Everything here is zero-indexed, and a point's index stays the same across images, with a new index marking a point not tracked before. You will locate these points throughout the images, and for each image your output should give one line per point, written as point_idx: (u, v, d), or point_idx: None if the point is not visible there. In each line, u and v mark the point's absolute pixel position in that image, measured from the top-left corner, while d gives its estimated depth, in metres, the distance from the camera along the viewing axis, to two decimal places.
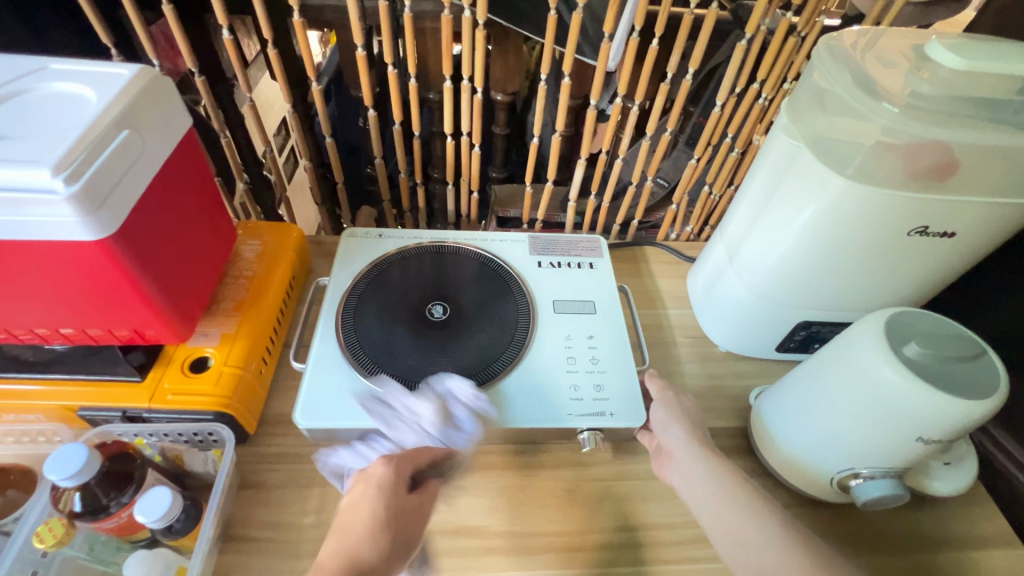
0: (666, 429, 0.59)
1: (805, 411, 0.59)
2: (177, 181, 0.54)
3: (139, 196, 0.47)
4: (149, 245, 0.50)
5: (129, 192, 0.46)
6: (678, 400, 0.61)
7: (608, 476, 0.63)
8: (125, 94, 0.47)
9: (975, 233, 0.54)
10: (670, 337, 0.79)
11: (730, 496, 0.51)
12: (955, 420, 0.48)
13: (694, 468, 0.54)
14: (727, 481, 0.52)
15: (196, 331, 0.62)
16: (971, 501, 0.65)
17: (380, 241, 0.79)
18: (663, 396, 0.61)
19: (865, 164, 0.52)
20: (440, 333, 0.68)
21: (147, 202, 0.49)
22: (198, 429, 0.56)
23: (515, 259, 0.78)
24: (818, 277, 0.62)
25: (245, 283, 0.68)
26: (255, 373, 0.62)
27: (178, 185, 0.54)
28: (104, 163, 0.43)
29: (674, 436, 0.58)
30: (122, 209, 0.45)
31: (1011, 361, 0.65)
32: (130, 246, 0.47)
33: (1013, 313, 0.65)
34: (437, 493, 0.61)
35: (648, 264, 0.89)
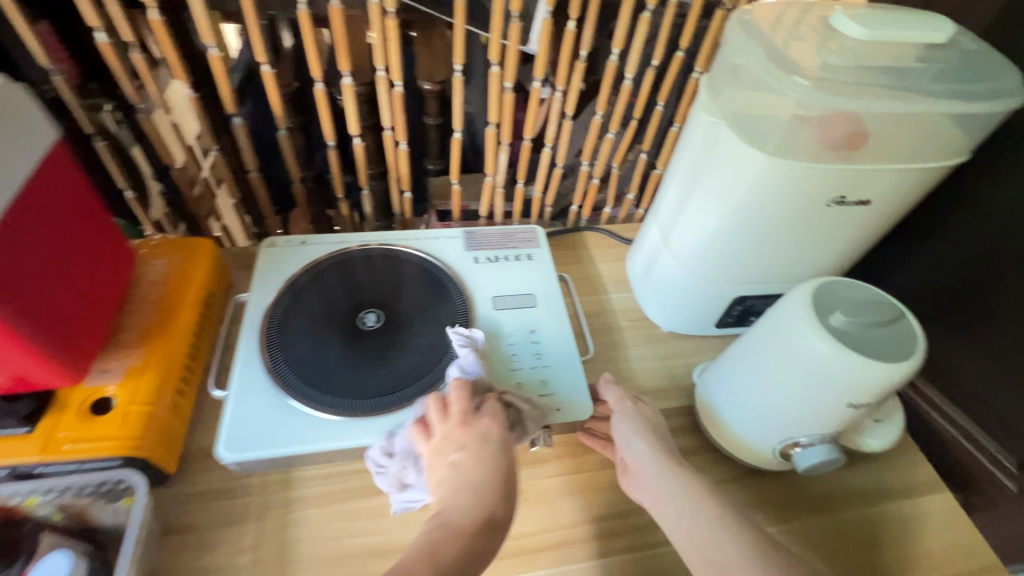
0: (629, 443, 0.57)
1: (745, 387, 0.59)
2: (43, 204, 0.47)
3: None
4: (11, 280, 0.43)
5: None
6: (638, 408, 0.60)
7: (561, 471, 0.63)
8: None
9: (890, 198, 0.55)
10: (615, 322, 0.79)
11: (694, 510, 0.50)
12: (880, 384, 0.50)
13: (660, 485, 0.53)
14: (692, 495, 0.51)
15: (94, 367, 0.56)
16: (903, 452, 0.68)
17: (304, 248, 0.74)
18: (623, 407, 0.60)
19: (784, 139, 0.52)
20: (374, 342, 0.64)
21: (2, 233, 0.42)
22: (104, 479, 0.49)
23: (450, 257, 0.75)
24: (749, 252, 0.62)
25: (152, 309, 0.61)
26: (170, 407, 0.57)
27: (45, 209, 0.47)
28: None
29: (638, 451, 0.56)
30: None
31: None
32: None
33: None
34: (386, 512, 0.58)
35: (588, 250, 0.89)
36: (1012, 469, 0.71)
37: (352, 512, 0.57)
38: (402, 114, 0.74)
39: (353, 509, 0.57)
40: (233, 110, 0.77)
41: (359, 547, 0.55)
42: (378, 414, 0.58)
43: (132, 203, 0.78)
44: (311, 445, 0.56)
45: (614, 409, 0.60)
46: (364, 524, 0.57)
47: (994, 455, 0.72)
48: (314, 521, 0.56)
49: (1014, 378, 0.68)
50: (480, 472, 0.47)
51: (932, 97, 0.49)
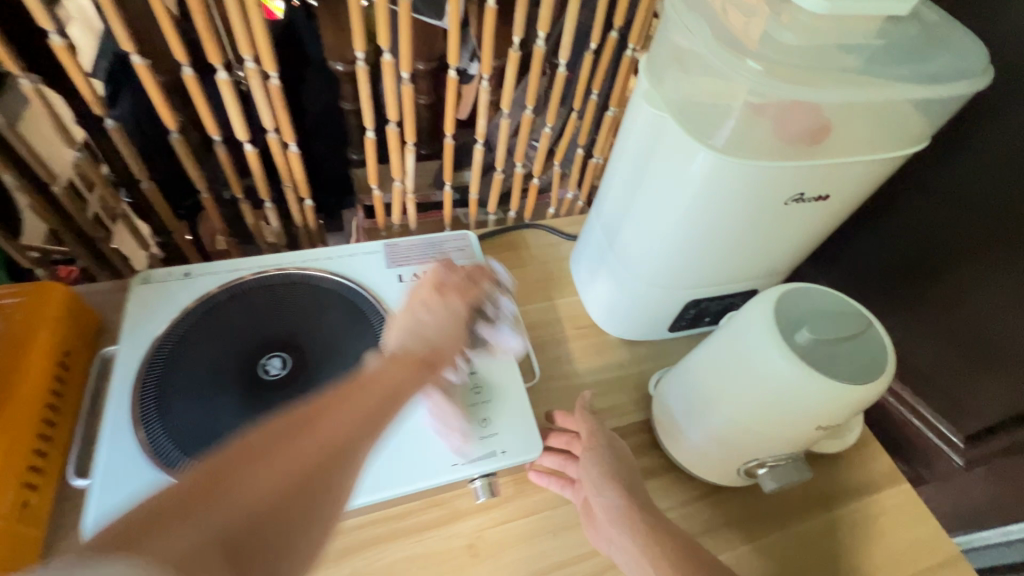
0: (596, 486, 0.52)
1: (706, 406, 0.54)
2: None
3: None
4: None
5: None
6: (611, 445, 0.55)
7: (512, 516, 0.56)
8: None
9: (848, 192, 0.50)
10: (563, 331, 0.72)
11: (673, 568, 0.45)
12: (848, 405, 0.45)
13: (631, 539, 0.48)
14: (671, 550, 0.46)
15: None
16: (861, 445, 0.66)
17: (187, 281, 0.61)
18: (593, 444, 0.54)
19: (737, 132, 0.45)
20: (280, 395, 0.53)
21: None
22: None
23: (369, 278, 0.64)
24: (701, 255, 0.56)
25: None
26: (11, 514, 0.45)
27: None
28: None
29: (605, 495, 0.51)
30: None
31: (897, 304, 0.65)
32: None
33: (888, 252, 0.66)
34: None
35: (530, 250, 0.80)
36: (960, 444, 0.70)
37: None
38: (285, 109, 0.62)
39: None
40: (103, 110, 0.59)
41: None
42: None
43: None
44: None
45: (585, 446, 0.55)
46: None
47: (942, 432, 0.71)
48: None
49: (961, 360, 0.67)
50: (367, 394, 0.41)
51: (895, 81, 0.43)
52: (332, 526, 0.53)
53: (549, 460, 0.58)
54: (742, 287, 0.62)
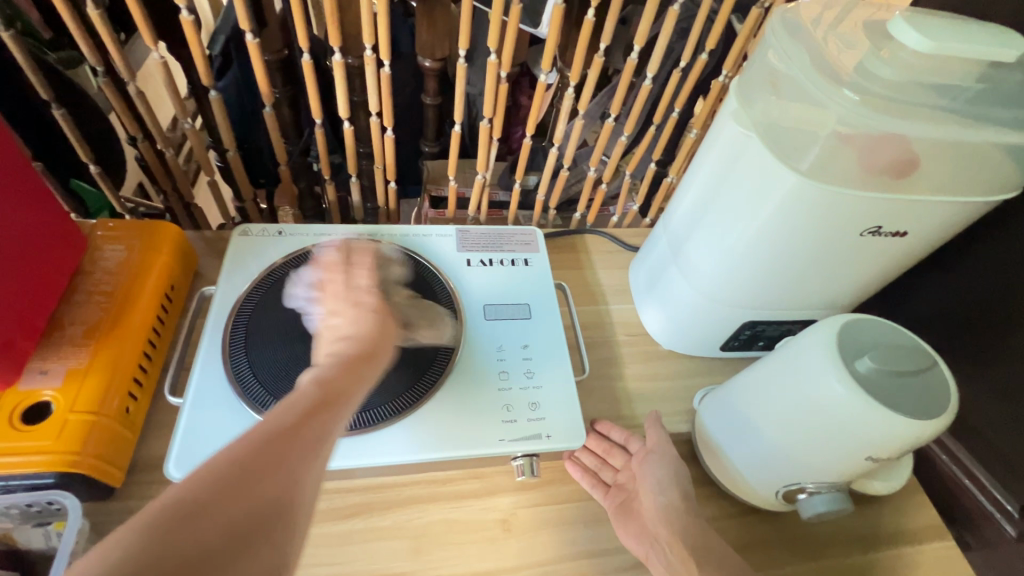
0: (659, 489, 0.55)
1: (753, 424, 0.55)
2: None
3: None
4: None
5: None
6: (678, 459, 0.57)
7: (547, 501, 0.58)
8: None
9: (930, 229, 0.50)
10: (612, 335, 0.74)
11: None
12: (907, 439, 0.45)
13: (678, 550, 0.51)
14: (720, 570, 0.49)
15: (30, 367, 0.49)
16: (904, 495, 0.65)
17: (278, 239, 0.67)
18: (664, 451, 0.57)
19: (821, 158, 0.46)
20: None
21: None
22: (33, 500, 0.43)
23: (440, 257, 0.68)
24: (766, 277, 0.57)
25: (101, 302, 0.55)
26: (116, 416, 0.51)
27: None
28: None
29: (666, 500, 0.54)
30: None
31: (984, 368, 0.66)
32: None
33: (976, 310, 0.66)
34: (357, 539, 0.53)
35: (590, 255, 0.83)
36: (1014, 514, 0.64)
37: (318, 538, 0.53)
38: (388, 98, 0.67)
39: (320, 533, 0.53)
40: (211, 84, 0.65)
41: None
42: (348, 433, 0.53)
43: (99, 177, 0.64)
44: None
45: (653, 449, 0.58)
46: (331, 551, 0.52)
47: (997, 497, 0.66)
48: None
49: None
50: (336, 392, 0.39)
51: (986, 125, 0.44)
52: (377, 479, 0.57)
53: (592, 460, 0.60)
54: (803, 317, 0.63)
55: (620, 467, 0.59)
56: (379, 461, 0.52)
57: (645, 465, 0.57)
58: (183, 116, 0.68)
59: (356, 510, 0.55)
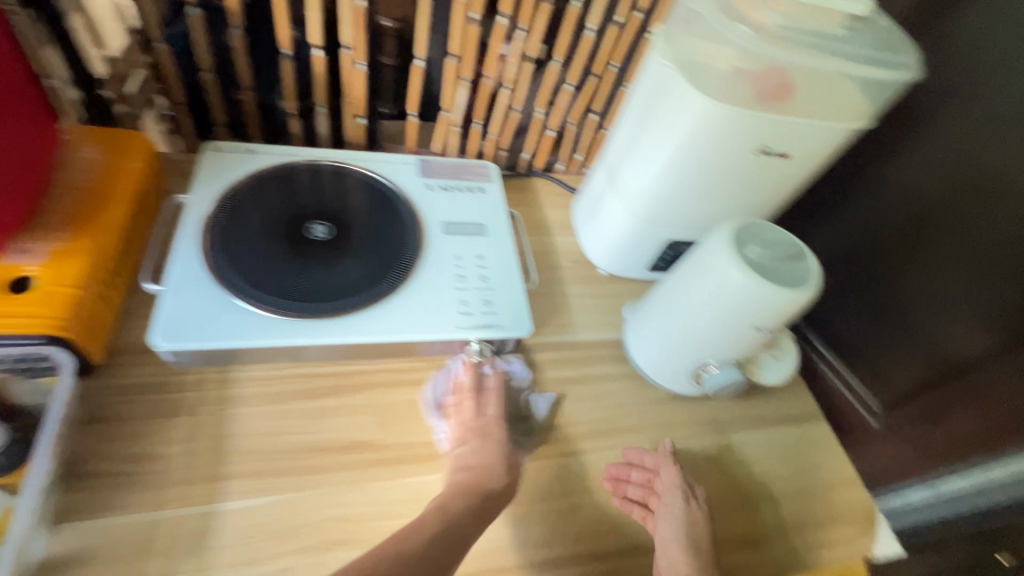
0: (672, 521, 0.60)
1: (670, 316, 0.66)
2: None
3: None
4: None
5: None
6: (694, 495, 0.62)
7: (499, 387, 0.67)
8: None
9: (808, 152, 0.63)
10: (557, 261, 0.83)
11: None
12: (783, 308, 0.57)
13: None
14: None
15: (12, 246, 0.52)
16: (793, 388, 0.78)
17: (250, 156, 0.71)
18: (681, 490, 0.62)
19: (722, 83, 0.58)
20: (322, 252, 0.64)
21: None
22: (25, 355, 0.48)
23: (402, 181, 0.75)
24: (686, 197, 0.67)
25: (78, 196, 0.57)
26: (98, 297, 0.54)
27: None
28: None
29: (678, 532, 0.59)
30: None
31: (857, 285, 0.81)
32: None
33: (849, 239, 0.81)
34: (329, 413, 0.59)
35: (538, 196, 0.92)
36: (877, 410, 0.81)
37: (293, 411, 0.58)
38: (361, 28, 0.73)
39: (295, 408, 0.59)
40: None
41: (301, 443, 0.56)
42: (322, 317, 0.59)
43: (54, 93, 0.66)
44: (253, 341, 0.56)
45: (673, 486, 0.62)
46: (306, 422, 0.58)
47: (865, 400, 0.82)
48: (252, 417, 0.57)
49: (884, 338, 0.79)
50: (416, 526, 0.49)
51: (844, 60, 0.57)
52: (345, 368, 0.63)
53: (633, 490, 0.63)
54: None
55: (649, 500, 0.62)
56: (353, 339, 0.59)
57: (665, 524, 0.59)
58: (159, 38, 0.67)
59: (328, 390, 0.61)
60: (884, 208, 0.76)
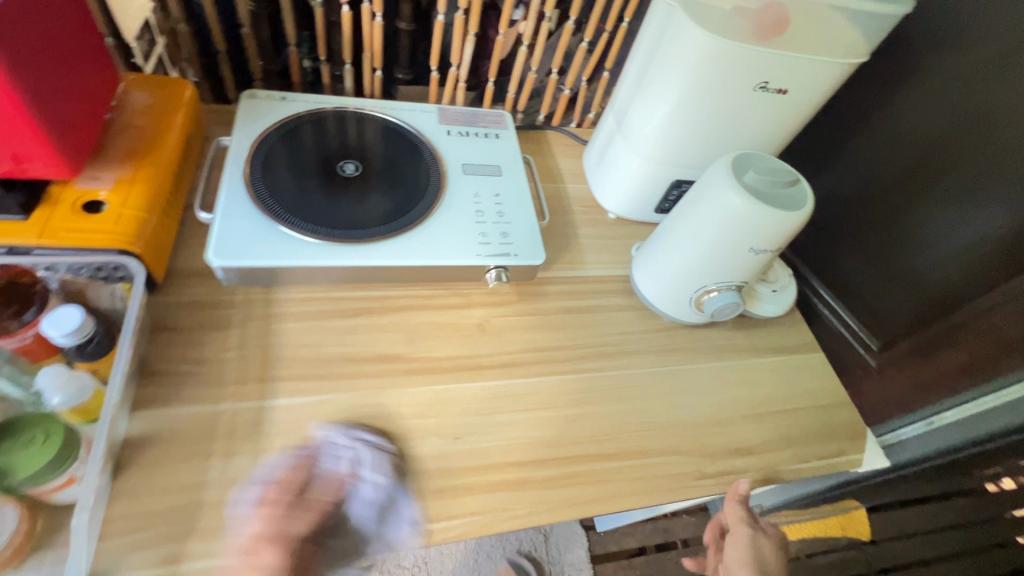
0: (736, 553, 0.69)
1: (672, 246, 0.71)
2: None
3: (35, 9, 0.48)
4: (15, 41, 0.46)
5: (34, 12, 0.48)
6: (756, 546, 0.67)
7: (515, 314, 0.73)
8: None
9: (803, 89, 0.67)
10: (568, 206, 0.88)
11: None
12: (777, 229, 0.62)
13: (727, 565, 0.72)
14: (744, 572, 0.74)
15: (84, 174, 0.58)
16: (791, 322, 0.83)
17: (283, 103, 0.77)
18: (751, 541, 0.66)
19: (723, 19, 0.63)
20: (353, 187, 0.70)
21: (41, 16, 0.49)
22: (102, 263, 0.55)
23: (423, 127, 0.80)
24: (689, 136, 0.72)
25: (136, 133, 0.64)
26: (160, 221, 0.60)
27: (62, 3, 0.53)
28: None
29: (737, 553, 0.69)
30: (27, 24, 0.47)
31: (854, 225, 0.86)
32: (25, 65, 0.47)
33: (846, 183, 0.85)
34: (362, 330, 0.66)
35: (551, 146, 0.96)
36: (872, 346, 0.86)
37: (331, 327, 0.65)
38: None
39: (332, 325, 0.65)
40: None
41: (338, 354, 0.63)
42: (356, 242, 0.65)
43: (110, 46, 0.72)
44: (296, 260, 0.62)
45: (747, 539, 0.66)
46: (342, 337, 0.65)
47: (862, 337, 0.87)
48: (295, 331, 0.64)
49: (878, 275, 0.84)
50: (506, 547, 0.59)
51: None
52: (375, 292, 0.69)
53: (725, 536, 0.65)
54: None
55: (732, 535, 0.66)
56: (383, 262, 0.65)
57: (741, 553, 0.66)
58: None
59: (360, 310, 0.67)
60: (879, 150, 0.80)
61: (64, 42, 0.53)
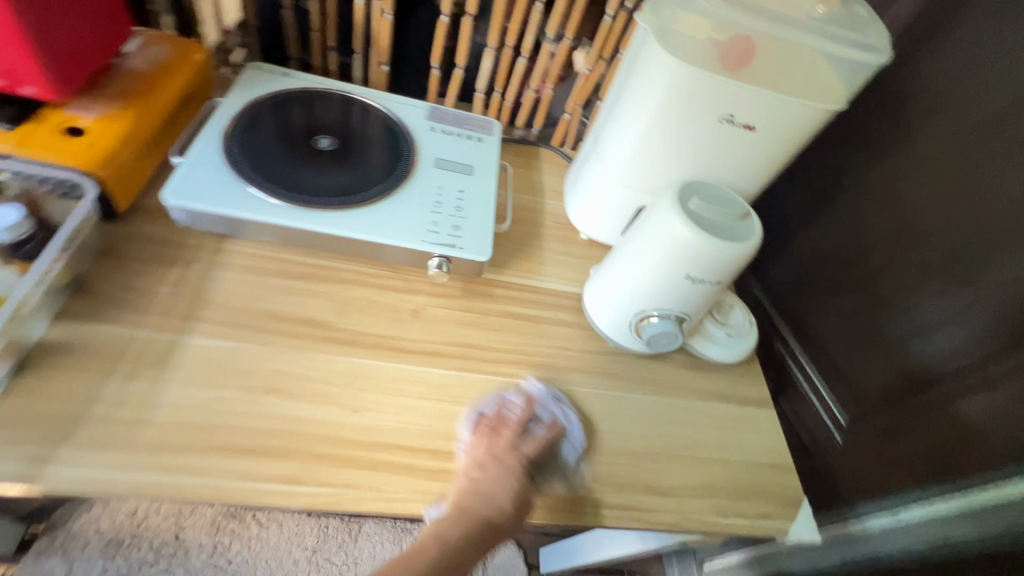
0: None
1: (620, 269, 0.70)
2: None
3: None
4: None
5: None
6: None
7: (452, 308, 0.72)
8: None
9: (772, 129, 0.66)
10: (540, 220, 0.88)
11: None
12: (717, 258, 0.61)
13: None
14: None
15: (75, 104, 0.64)
16: (745, 373, 0.79)
17: (281, 78, 0.82)
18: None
19: (690, 48, 0.63)
20: (321, 159, 0.74)
21: None
22: (64, 180, 0.59)
23: (408, 120, 0.83)
24: (655, 162, 0.71)
25: (136, 78, 0.70)
26: (132, 156, 0.65)
27: None
28: None
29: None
30: None
31: (833, 288, 0.81)
32: None
33: (830, 242, 0.81)
34: (295, 294, 0.67)
35: (541, 163, 0.97)
36: (841, 421, 0.79)
37: (266, 286, 0.67)
38: None
39: (268, 283, 0.67)
40: None
41: (264, 311, 0.65)
42: (309, 208, 0.68)
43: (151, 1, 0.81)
44: (247, 214, 0.65)
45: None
46: (274, 296, 0.66)
47: (831, 409, 0.81)
48: (230, 282, 0.66)
49: (853, 344, 0.78)
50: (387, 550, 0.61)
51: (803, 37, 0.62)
52: (321, 261, 0.71)
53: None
54: None
55: None
56: (329, 231, 0.67)
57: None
58: None
59: (301, 275, 0.69)
60: (861, 211, 0.76)
61: None
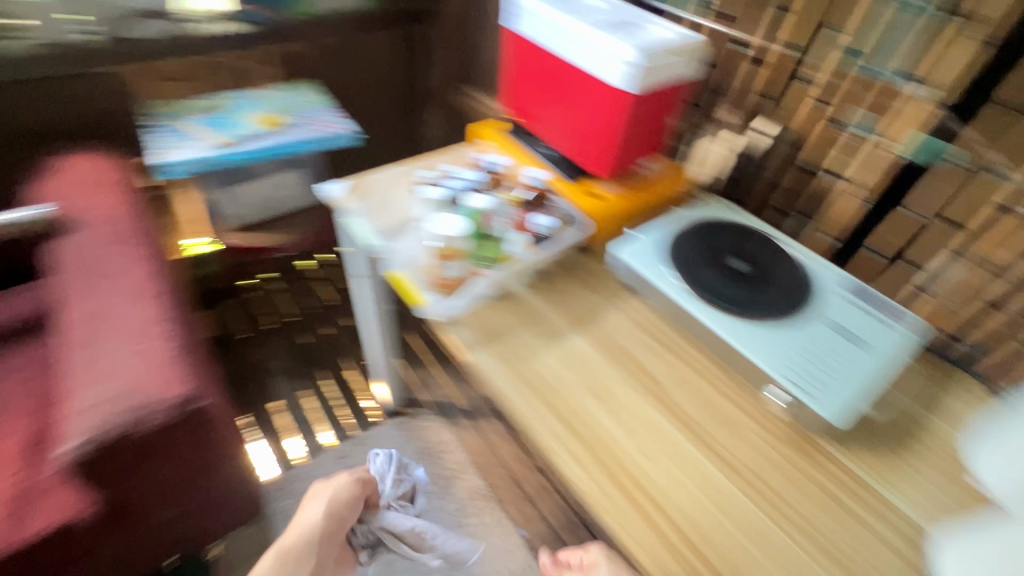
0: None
1: (1010, 534, 0.54)
2: (672, 99, 0.93)
3: (659, 95, 0.89)
4: (638, 104, 0.87)
5: (657, 96, 0.89)
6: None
7: (769, 445, 0.72)
8: (692, 51, 0.87)
9: None
10: (924, 437, 0.75)
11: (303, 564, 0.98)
12: None
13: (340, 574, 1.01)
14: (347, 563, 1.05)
15: (607, 181, 0.99)
16: None
17: (738, 211, 1.00)
18: None
19: None
20: (730, 275, 0.85)
21: (657, 100, 0.90)
22: (574, 218, 0.93)
23: (826, 281, 0.87)
24: None
25: (647, 179, 1.00)
26: (617, 221, 0.94)
27: (671, 101, 0.93)
28: (671, 68, 0.86)
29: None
30: (650, 98, 0.88)
31: None
32: (632, 114, 0.88)
33: None
34: (650, 353, 0.82)
35: (959, 390, 0.81)
36: None
37: (635, 338, 0.84)
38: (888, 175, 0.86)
39: (638, 338, 0.84)
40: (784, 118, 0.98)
41: (624, 349, 0.82)
42: (699, 300, 0.82)
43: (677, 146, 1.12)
44: (656, 282, 0.85)
45: None
46: (636, 346, 0.83)
47: None
48: (617, 323, 0.86)
49: None
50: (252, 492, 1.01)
51: None
52: (683, 343, 0.84)
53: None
54: None
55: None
56: (708, 322, 0.80)
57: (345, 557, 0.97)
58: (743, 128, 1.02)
59: (663, 343, 0.84)
60: None
61: (656, 117, 0.93)
